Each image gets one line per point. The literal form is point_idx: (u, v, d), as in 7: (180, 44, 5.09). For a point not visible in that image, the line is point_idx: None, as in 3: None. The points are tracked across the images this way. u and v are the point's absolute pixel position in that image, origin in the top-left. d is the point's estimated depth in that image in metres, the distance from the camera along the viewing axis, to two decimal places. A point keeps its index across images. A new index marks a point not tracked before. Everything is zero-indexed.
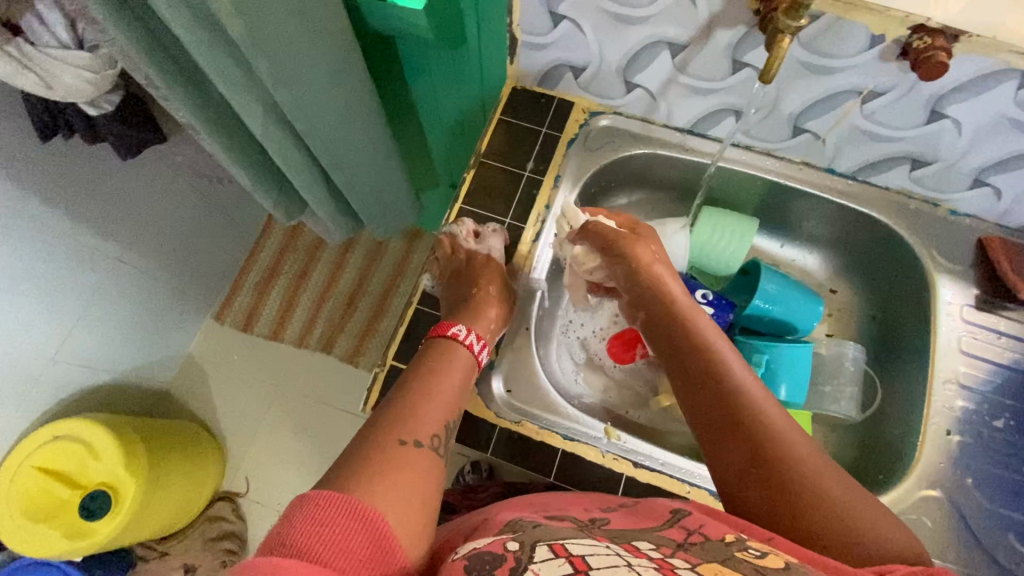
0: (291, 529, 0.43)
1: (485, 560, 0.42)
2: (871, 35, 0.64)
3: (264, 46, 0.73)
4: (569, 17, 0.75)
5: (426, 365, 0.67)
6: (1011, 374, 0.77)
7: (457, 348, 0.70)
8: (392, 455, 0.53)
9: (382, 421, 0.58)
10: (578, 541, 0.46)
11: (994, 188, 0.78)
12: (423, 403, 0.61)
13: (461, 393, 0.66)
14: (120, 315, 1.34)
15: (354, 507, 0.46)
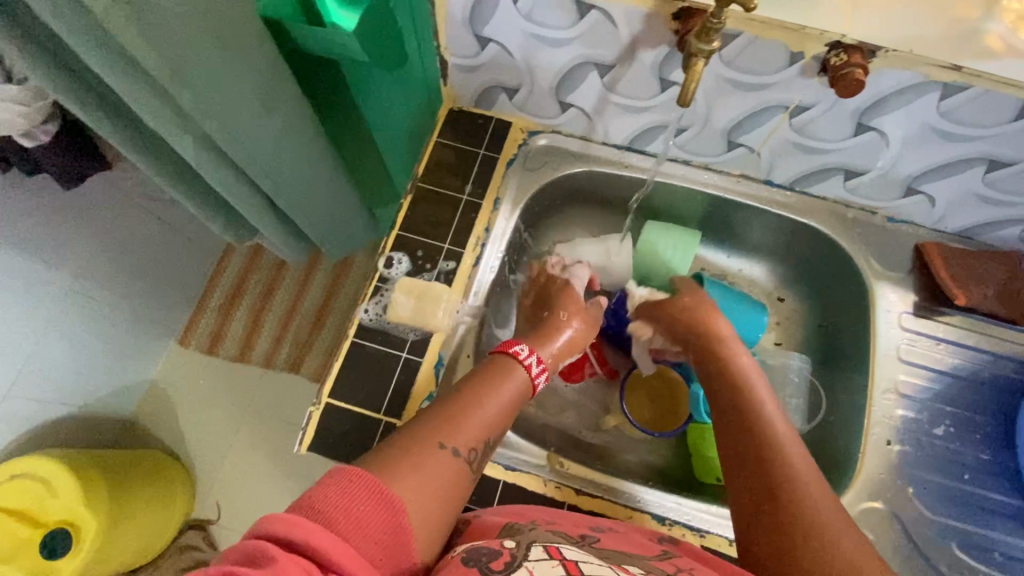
0: (320, 492, 0.44)
1: (482, 553, 0.48)
2: (789, 53, 0.63)
3: (186, 77, 0.67)
4: (495, 39, 0.75)
5: (482, 383, 0.64)
6: (951, 381, 0.79)
7: (514, 369, 0.67)
8: (429, 458, 0.53)
9: (433, 420, 0.58)
10: (570, 548, 0.51)
11: (925, 197, 0.79)
12: (477, 415, 0.60)
13: (509, 413, 0.64)
14: (72, 349, 1.26)
15: (381, 490, 0.48)
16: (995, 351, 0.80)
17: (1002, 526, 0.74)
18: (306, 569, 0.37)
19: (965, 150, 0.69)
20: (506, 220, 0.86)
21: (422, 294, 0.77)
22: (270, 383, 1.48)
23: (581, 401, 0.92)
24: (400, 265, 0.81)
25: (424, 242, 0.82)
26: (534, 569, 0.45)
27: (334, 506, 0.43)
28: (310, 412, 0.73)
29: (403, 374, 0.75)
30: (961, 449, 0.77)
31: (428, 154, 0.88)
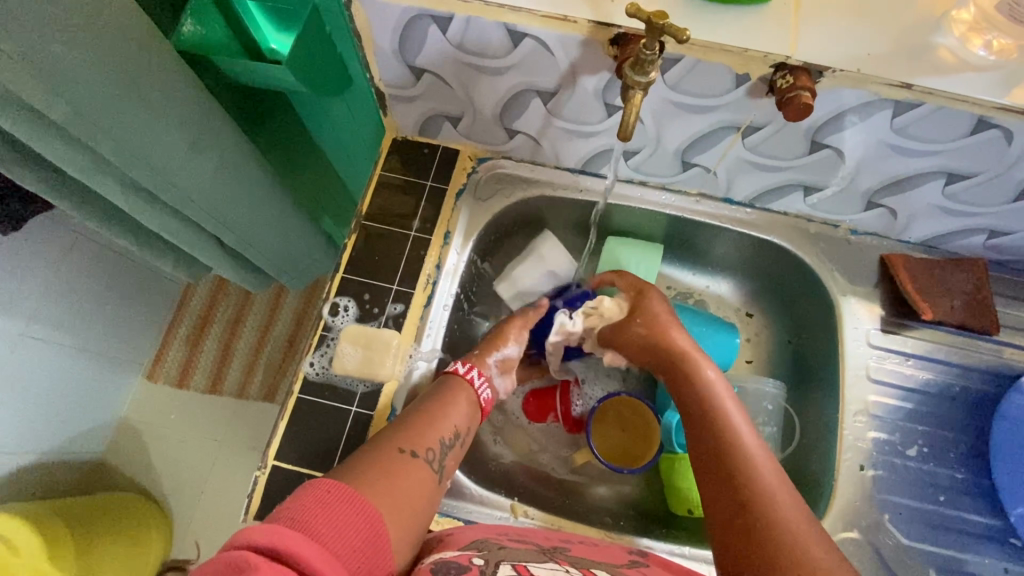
0: (301, 503, 0.45)
1: (452, 567, 0.48)
2: (734, 75, 0.60)
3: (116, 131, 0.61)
4: (429, 70, 0.72)
5: (438, 396, 0.68)
6: (922, 397, 0.78)
7: (465, 382, 0.71)
8: (393, 464, 0.57)
9: (395, 431, 0.62)
10: (539, 564, 0.51)
11: (886, 210, 0.76)
12: (435, 421, 0.64)
13: (468, 419, 0.68)
14: (31, 403, 1.17)
15: (354, 497, 0.49)
16: (964, 364, 0.78)
17: (979, 548, 0.73)
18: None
19: (924, 163, 0.67)
20: (457, 254, 0.83)
21: (370, 342, 0.74)
22: (244, 415, 1.41)
23: (549, 436, 0.89)
24: (346, 312, 0.78)
25: (372, 283, 0.79)
26: None
27: (315, 516, 0.44)
28: (256, 476, 0.70)
29: (354, 428, 0.72)
30: (936, 469, 0.75)
31: (373, 184, 0.85)
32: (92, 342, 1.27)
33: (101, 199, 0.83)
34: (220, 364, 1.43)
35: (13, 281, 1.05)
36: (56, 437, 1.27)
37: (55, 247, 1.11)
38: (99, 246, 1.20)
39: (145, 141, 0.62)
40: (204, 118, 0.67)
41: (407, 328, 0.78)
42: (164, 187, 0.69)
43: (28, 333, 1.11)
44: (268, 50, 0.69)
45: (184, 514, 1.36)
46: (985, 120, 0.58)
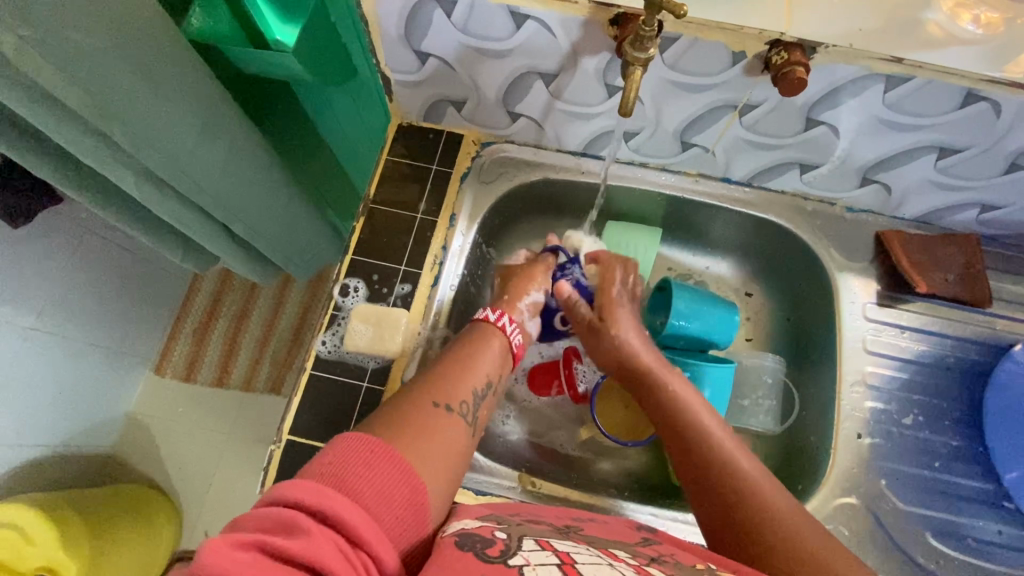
0: (344, 460, 0.45)
1: (476, 540, 0.44)
2: (730, 53, 0.62)
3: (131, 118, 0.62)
4: (434, 54, 0.74)
5: (465, 352, 0.66)
6: (916, 367, 0.80)
7: (494, 335, 0.70)
8: (430, 419, 0.55)
9: (423, 385, 0.60)
10: (560, 540, 0.48)
11: (881, 186, 0.78)
12: (465, 376, 0.63)
13: (493, 371, 0.67)
14: (43, 394, 1.18)
15: (394, 455, 0.48)
16: (958, 336, 0.81)
17: (974, 511, 0.75)
18: (337, 545, 0.38)
19: (917, 138, 0.69)
20: (463, 236, 0.85)
21: (380, 320, 0.77)
22: (252, 405, 1.43)
23: (555, 413, 0.91)
24: (356, 293, 0.80)
25: (380, 265, 0.81)
26: (529, 559, 0.42)
27: (358, 476, 0.44)
28: (271, 451, 0.72)
29: (366, 404, 0.74)
30: (931, 437, 0.78)
31: (380, 169, 0.87)
32: (102, 334, 1.29)
33: (114, 188, 0.85)
34: (228, 355, 1.45)
35: (26, 273, 1.06)
36: (68, 428, 1.28)
37: (65, 240, 1.12)
38: (107, 240, 1.22)
39: (159, 126, 0.64)
40: (215, 104, 0.69)
41: (415, 307, 0.80)
42: (177, 173, 0.71)
43: (40, 326, 1.13)
44: (274, 42, 0.69)
45: (195, 502, 1.39)
46: (974, 93, 0.60)
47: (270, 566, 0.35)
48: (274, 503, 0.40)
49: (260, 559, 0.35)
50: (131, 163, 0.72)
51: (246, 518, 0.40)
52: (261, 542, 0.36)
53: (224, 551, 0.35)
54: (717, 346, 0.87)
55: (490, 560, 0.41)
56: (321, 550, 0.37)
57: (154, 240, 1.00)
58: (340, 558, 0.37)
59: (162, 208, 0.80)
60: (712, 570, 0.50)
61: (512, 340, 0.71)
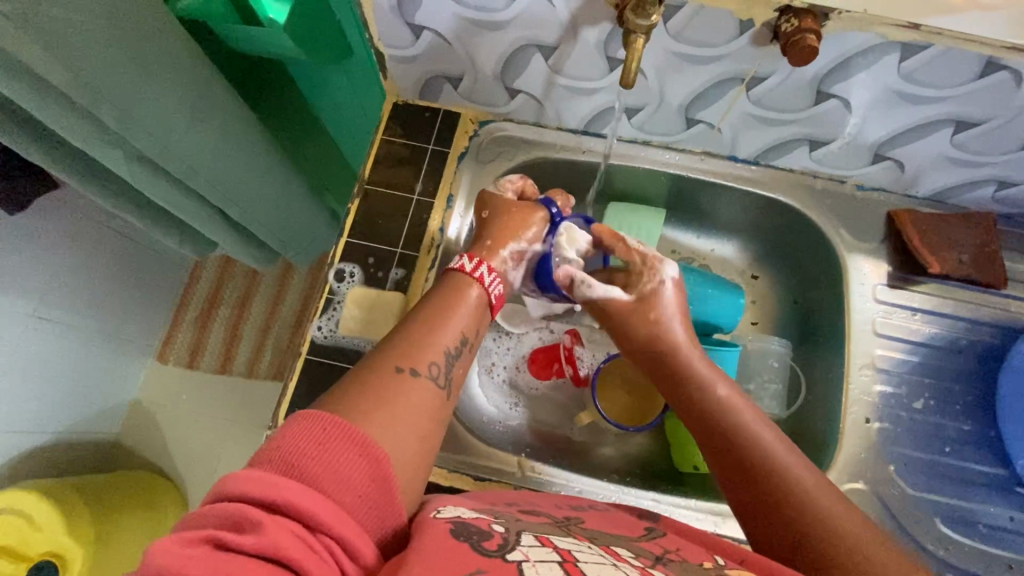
0: (294, 444, 0.43)
1: (472, 532, 0.43)
2: (738, 22, 0.59)
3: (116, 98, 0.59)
4: (429, 27, 0.71)
5: (435, 307, 0.62)
6: (927, 351, 0.78)
7: (469, 287, 0.66)
8: (391, 383, 0.53)
9: (387, 346, 0.57)
10: (560, 536, 0.47)
11: (893, 162, 0.76)
12: (434, 337, 0.59)
13: (467, 331, 0.62)
14: (46, 380, 1.18)
15: (353, 431, 0.45)
16: (973, 318, 0.78)
17: (984, 497, 0.73)
18: (297, 532, 0.37)
19: (932, 111, 0.66)
20: (460, 218, 0.83)
21: (375, 303, 0.75)
22: (254, 391, 1.42)
23: (556, 398, 0.90)
24: (352, 277, 0.78)
25: (376, 248, 0.80)
26: (530, 555, 0.41)
27: (312, 459, 0.42)
28: (266, 438, 0.71)
29: None
30: (942, 421, 0.76)
31: (375, 150, 0.85)
32: (104, 322, 1.28)
33: (106, 172, 0.82)
34: (229, 342, 1.45)
35: (24, 259, 1.05)
36: (70, 416, 1.28)
37: (65, 226, 1.11)
38: (107, 227, 1.21)
39: (150, 108, 0.62)
40: (206, 84, 0.66)
41: (412, 291, 0.78)
42: (168, 157, 0.69)
43: (41, 314, 1.12)
44: (265, 20, 0.65)
45: (200, 490, 1.38)
46: (994, 62, 0.58)
47: (223, 558, 0.35)
48: (223, 497, 0.39)
49: (213, 552, 0.35)
50: (122, 146, 0.70)
51: (198, 513, 0.39)
52: (213, 537, 0.36)
53: (173, 551, 0.34)
54: (722, 330, 0.85)
55: (487, 554, 0.39)
56: (276, 540, 0.36)
57: (150, 227, 0.98)
58: (299, 544, 0.37)
59: (155, 193, 0.78)
60: (721, 567, 0.49)
61: (489, 292, 0.67)
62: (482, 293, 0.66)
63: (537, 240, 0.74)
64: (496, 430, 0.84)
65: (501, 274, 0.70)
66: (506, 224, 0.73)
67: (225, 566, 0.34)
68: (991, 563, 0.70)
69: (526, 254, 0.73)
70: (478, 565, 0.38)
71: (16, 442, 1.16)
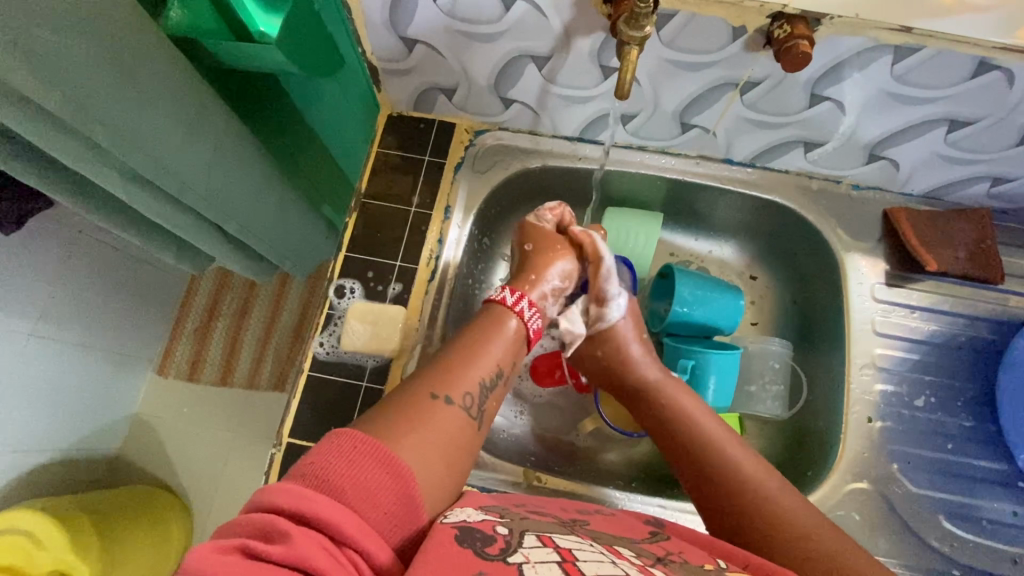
0: (324, 460, 0.43)
1: (476, 537, 0.43)
2: (730, 29, 0.60)
3: (111, 123, 0.59)
4: (422, 40, 0.71)
5: (471, 340, 0.62)
6: (927, 348, 0.79)
7: (508, 317, 0.66)
8: (426, 412, 0.53)
9: (425, 374, 0.58)
10: (562, 536, 0.47)
11: (888, 162, 0.76)
12: (470, 365, 0.60)
13: (503, 361, 0.63)
14: (44, 399, 1.17)
15: (384, 453, 0.46)
16: (971, 314, 0.79)
17: (988, 492, 0.74)
18: (321, 543, 0.38)
19: (925, 112, 0.66)
20: (459, 228, 0.82)
21: (377, 318, 0.75)
22: (256, 403, 1.42)
23: (559, 405, 0.90)
24: (352, 293, 0.78)
25: (376, 261, 0.80)
26: (530, 556, 0.41)
27: (340, 475, 0.42)
28: (271, 455, 0.71)
29: (366, 403, 0.73)
30: (944, 418, 0.77)
31: (371, 163, 0.85)
32: (103, 339, 1.28)
33: (100, 191, 0.82)
34: (228, 354, 1.44)
35: (20, 279, 1.04)
36: (70, 433, 1.27)
37: (60, 244, 1.10)
38: (103, 243, 1.20)
39: (143, 129, 0.62)
40: (199, 102, 0.66)
41: (412, 303, 0.78)
42: (165, 176, 0.69)
43: (38, 333, 1.11)
44: (258, 33, 0.66)
45: (205, 505, 1.38)
46: (985, 62, 0.58)
47: (251, 566, 0.35)
48: (253, 509, 0.40)
49: (243, 561, 0.35)
50: (118, 167, 0.69)
51: (229, 526, 0.40)
52: (244, 546, 0.37)
53: (207, 559, 0.35)
54: (722, 332, 0.85)
55: (488, 559, 0.40)
56: (302, 550, 0.36)
57: (146, 244, 0.97)
58: (324, 554, 0.37)
59: (153, 213, 0.78)
60: (722, 569, 0.49)
61: (528, 324, 0.67)
62: (521, 325, 0.66)
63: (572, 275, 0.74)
64: (500, 439, 0.84)
65: (540, 308, 0.70)
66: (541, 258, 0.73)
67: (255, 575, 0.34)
68: (995, 558, 0.71)
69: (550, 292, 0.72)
70: (480, 568, 0.38)
71: (16, 462, 1.16)
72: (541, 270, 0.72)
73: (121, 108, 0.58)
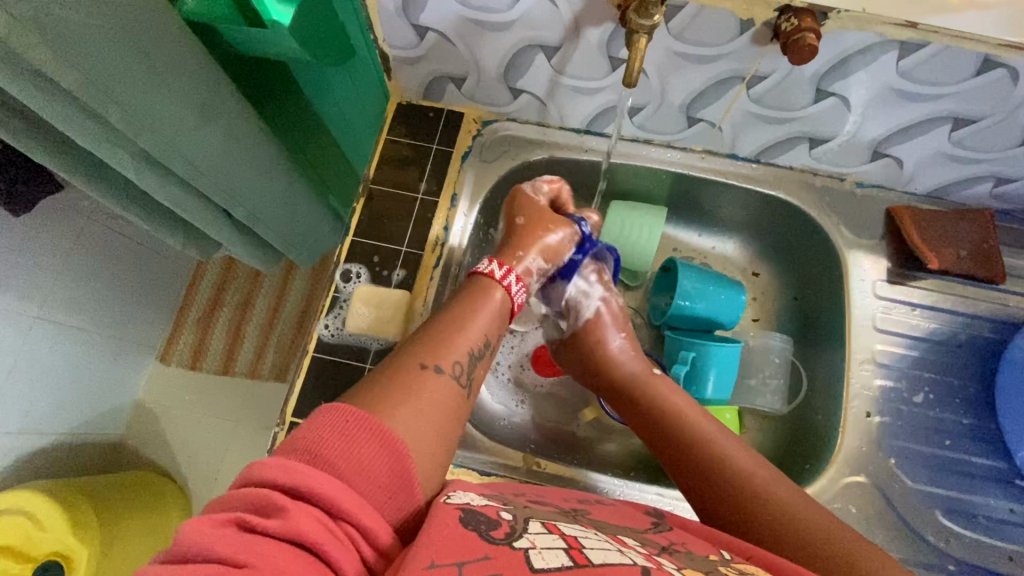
0: (319, 434, 0.43)
1: (481, 518, 0.43)
2: (739, 21, 0.60)
3: (124, 102, 0.59)
4: (434, 28, 0.72)
5: (460, 308, 0.63)
6: (927, 345, 0.79)
7: (494, 289, 0.66)
8: (412, 380, 0.53)
9: (412, 346, 0.58)
10: (568, 524, 0.48)
11: (892, 159, 0.77)
12: (457, 334, 0.60)
13: (489, 333, 0.63)
14: (47, 382, 1.18)
15: (371, 421, 0.46)
16: (971, 313, 0.79)
17: (985, 489, 0.74)
18: (318, 517, 0.38)
19: (931, 108, 0.67)
20: (464, 216, 0.83)
21: (382, 302, 0.75)
22: (257, 391, 1.43)
23: (559, 395, 0.90)
24: (358, 277, 0.79)
25: (382, 247, 0.81)
26: (536, 542, 0.41)
27: (335, 450, 0.42)
28: (274, 434, 0.71)
29: None
30: (942, 415, 0.77)
31: (379, 150, 0.86)
32: (107, 324, 1.28)
33: (112, 174, 0.83)
34: (231, 342, 1.45)
35: (28, 261, 1.05)
36: (72, 417, 1.28)
37: (69, 227, 1.11)
38: (110, 229, 1.21)
39: (157, 109, 0.62)
40: (211, 85, 0.67)
41: (417, 289, 0.79)
42: (176, 158, 0.70)
43: (44, 316, 1.12)
44: (270, 23, 0.64)
45: (203, 490, 1.39)
46: (990, 59, 0.58)
47: (249, 541, 0.36)
48: (248, 483, 0.40)
49: (239, 535, 0.36)
50: (131, 149, 0.70)
51: (224, 497, 0.40)
52: (239, 520, 0.37)
53: (202, 533, 0.36)
54: (723, 326, 0.85)
55: (494, 542, 0.40)
56: (300, 525, 0.37)
57: (155, 229, 0.98)
58: (322, 529, 0.38)
59: (164, 196, 0.79)
60: (727, 561, 0.49)
61: (514, 299, 0.67)
62: (508, 298, 0.67)
63: (559, 247, 0.73)
64: (500, 427, 0.85)
65: (527, 284, 0.70)
66: (529, 230, 0.73)
67: (253, 549, 0.35)
68: (992, 555, 0.71)
69: (542, 251, 0.72)
70: (486, 551, 0.38)
71: (17, 445, 1.16)
72: (528, 246, 0.71)
73: (138, 89, 0.59)
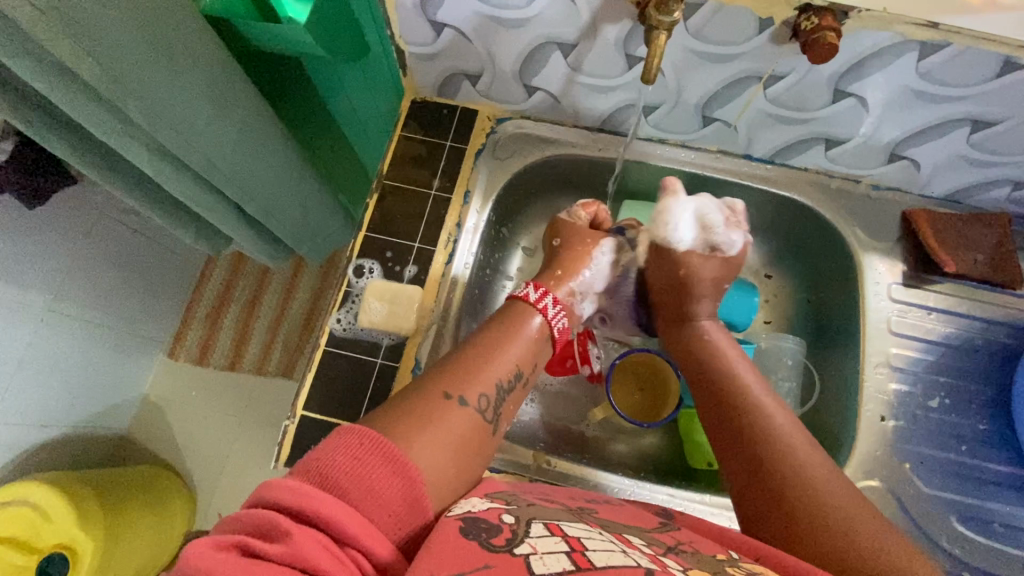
0: (329, 457, 0.43)
1: (481, 527, 0.43)
2: (758, 20, 0.60)
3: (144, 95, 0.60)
4: (450, 24, 0.72)
5: (486, 339, 0.64)
6: (943, 349, 0.78)
7: (530, 314, 0.68)
8: (436, 408, 0.54)
9: (436, 373, 0.59)
10: (571, 524, 0.47)
11: (909, 162, 0.76)
12: (488, 364, 0.61)
13: (519, 363, 0.64)
14: (55, 374, 1.18)
15: (390, 449, 0.46)
16: (987, 318, 0.79)
17: (1000, 496, 0.73)
18: (323, 542, 0.38)
19: (950, 110, 0.66)
20: (477, 214, 0.83)
21: (395, 297, 0.75)
22: (265, 386, 1.43)
23: (570, 394, 0.90)
24: (371, 273, 0.79)
25: (395, 243, 0.81)
26: (537, 545, 0.41)
27: (344, 473, 0.42)
28: (285, 428, 0.72)
29: (380, 380, 0.73)
30: (958, 420, 0.76)
31: (393, 146, 0.86)
32: (117, 318, 1.29)
33: (127, 167, 0.83)
34: (240, 338, 1.45)
35: (40, 253, 1.05)
36: (78, 410, 1.28)
37: (80, 220, 1.12)
38: (121, 223, 1.22)
39: (174, 102, 0.63)
40: (228, 78, 0.67)
41: (429, 286, 0.79)
42: (192, 152, 0.70)
43: (54, 308, 1.12)
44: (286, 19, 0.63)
45: (210, 485, 1.39)
46: (1012, 61, 0.58)
47: (250, 565, 0.35)
48: (255, 505, 0.40)
49: (241, 559, 0.35)
50: (148, 142, 0.71)
51: (231, 518, 0.40)
52: (242, 543, 0.36)
53: (204, 555, 0.35)
54: (737, 328, 0.85)
55: (494, 550, 0.39)
56: (304, 549, 0.36)
57: (168, 223, 0.99)
58: (326, 554, 0.37)
59: (179, 189, 0.79)
60: (735, 561, 0.49)
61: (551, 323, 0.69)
62: (544, 324, 0.68)
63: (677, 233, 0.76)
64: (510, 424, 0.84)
65: (564, 305, 0.72)
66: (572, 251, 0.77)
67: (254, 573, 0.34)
68: (1006, 563, 0.70)
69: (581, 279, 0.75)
70: (486, 560, 0.38)
71: (23, 436, 1.16)
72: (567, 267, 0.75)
73: (156, 80, 0.59)
